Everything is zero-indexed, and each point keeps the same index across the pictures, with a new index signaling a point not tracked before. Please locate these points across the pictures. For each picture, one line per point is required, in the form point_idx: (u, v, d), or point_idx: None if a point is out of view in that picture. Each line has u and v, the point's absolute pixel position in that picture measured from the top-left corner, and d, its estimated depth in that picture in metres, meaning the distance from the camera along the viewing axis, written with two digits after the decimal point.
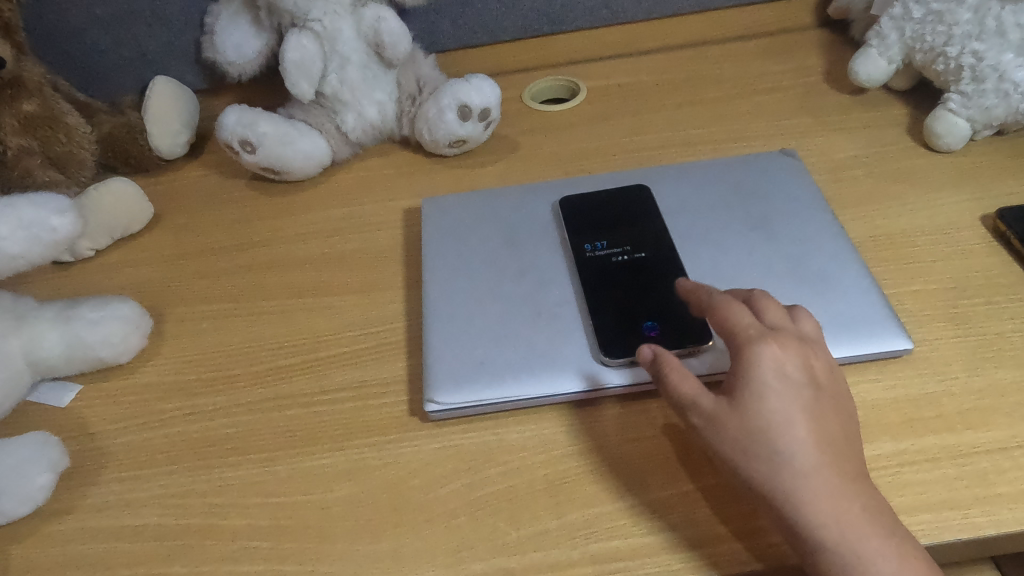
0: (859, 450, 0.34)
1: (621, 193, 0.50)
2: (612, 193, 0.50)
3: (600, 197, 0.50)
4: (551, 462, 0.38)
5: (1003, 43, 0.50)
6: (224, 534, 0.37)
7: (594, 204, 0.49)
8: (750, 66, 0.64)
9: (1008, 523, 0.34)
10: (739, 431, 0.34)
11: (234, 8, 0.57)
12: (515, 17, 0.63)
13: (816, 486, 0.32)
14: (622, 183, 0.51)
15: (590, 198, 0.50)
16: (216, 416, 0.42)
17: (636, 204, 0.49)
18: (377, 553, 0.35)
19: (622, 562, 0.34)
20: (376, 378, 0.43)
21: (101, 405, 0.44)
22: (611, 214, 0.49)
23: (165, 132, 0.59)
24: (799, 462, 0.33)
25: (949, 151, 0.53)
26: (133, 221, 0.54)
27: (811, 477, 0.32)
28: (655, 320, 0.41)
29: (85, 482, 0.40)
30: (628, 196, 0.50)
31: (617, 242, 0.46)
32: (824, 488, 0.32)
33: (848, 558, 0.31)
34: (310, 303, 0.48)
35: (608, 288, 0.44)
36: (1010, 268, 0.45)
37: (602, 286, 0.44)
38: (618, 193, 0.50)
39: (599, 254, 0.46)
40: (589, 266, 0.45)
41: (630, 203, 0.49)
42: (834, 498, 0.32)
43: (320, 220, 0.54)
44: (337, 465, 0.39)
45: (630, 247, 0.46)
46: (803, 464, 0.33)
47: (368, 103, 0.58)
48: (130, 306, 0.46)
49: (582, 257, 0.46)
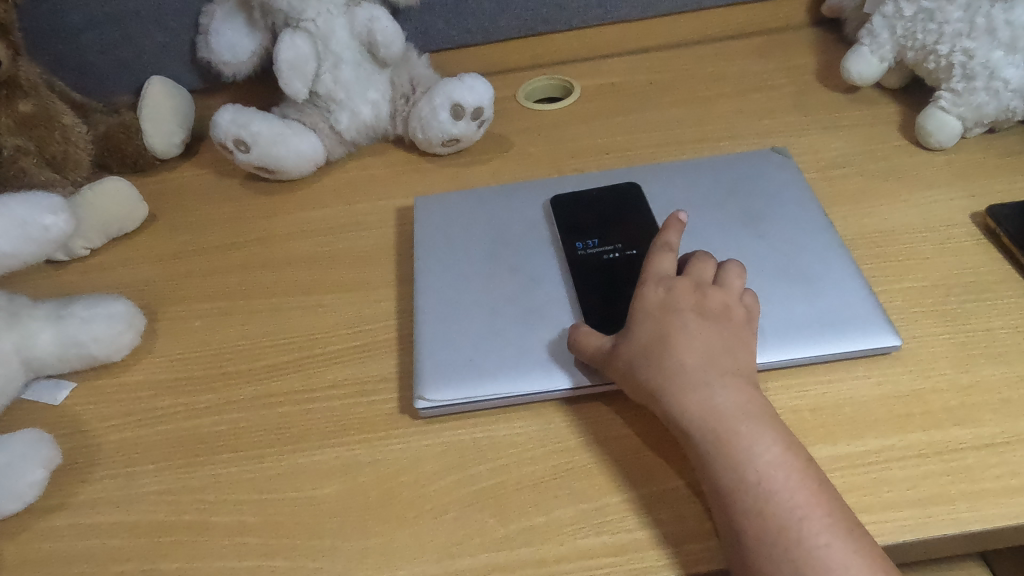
0: (745, 360, 0.37)
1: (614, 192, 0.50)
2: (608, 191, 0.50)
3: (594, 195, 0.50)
4: (540, 458, 0.38)
5: (993, 41, 0.50)
6: (214, 530, 0.37)
7: (584, 203, 0.50)
8: (743, 65, 0.64)
9: (993, 518, 0.34)
10: (624, 355, 0.38)
11: (229, 9, 0.57)
12: (508, 17, 0.64)
13: (686, 388, 0.36)
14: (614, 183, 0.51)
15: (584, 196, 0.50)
16: (208, 413, 0.42)
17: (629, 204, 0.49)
18: (365, 550, 0.35)
19: (609, 557, 0.34)
20: (367, 375, 0.43)
21: (94, 403, 0.44)
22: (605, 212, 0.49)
23: (159, 131, 0.59)
24: (671, 368, 0.36)
25: (940, 149, 0.53)
26: (128, 220, 0.55)
27: (683, 363, 0.36)
28: None
29: (77, 480, 0.40)
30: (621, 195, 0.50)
31: (609, 241, 0.46)
32: (693, 387, 0.36)
33: (719, 440, 0.34)
34: (303, 301, 0.48)
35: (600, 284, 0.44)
36: (999, 265, 0.45)
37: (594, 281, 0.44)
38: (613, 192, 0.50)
39: (590, 253, 0.46)
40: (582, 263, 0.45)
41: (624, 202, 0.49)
42: (704, 394, 0.35)
43: (313, 218, 0.55)
44: (327, 462, 0.39)
45: (621, 245, 0.46)
46: (675, 367, 0.36)
47: (362, 103, 0.58)
48: (123, 305, 0.46)
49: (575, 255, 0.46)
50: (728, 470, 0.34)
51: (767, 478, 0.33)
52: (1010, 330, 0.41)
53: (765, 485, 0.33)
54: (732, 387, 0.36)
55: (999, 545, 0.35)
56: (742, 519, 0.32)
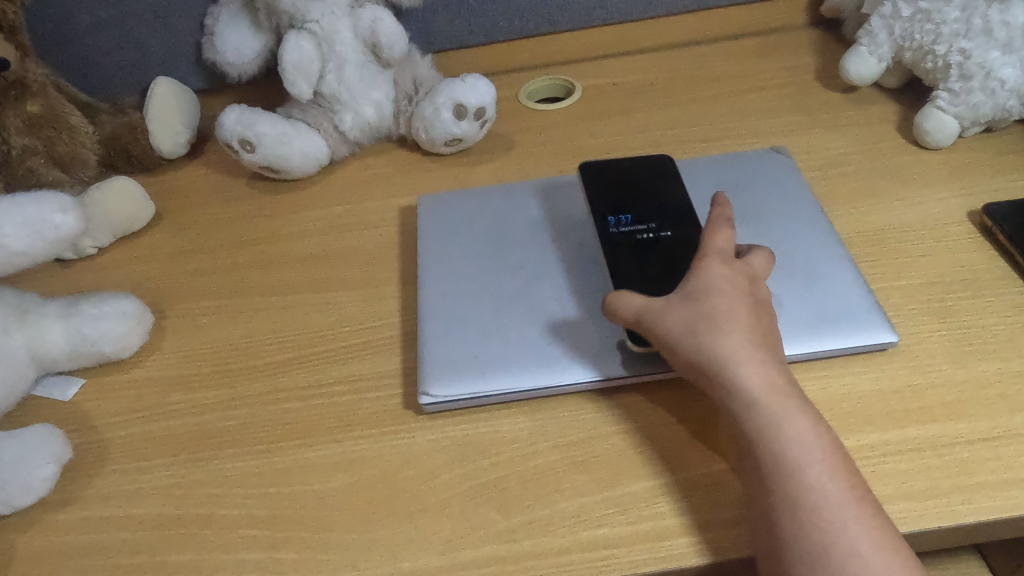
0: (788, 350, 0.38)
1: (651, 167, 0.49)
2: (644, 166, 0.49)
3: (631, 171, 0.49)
4: (542, 452, 0.39)
5: (989, 41, 0.51)
6: (222, 523, 0.38)
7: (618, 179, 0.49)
8: (743, 65, 0.64)
9: (987, 511, 0.34)
10: (682, 321, 0.37)
11: (234, 10, 0.58)
12: (510, 17, 0.64)
13: (741, 368, 0.35)
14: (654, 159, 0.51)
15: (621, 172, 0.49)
16: (215, 409, 0.43)
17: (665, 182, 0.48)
18: (371, 542, 0.36)
19: (611, 549, 0.35)
20: (372, 372, 0.44)
21: (103, 399, 0.44)
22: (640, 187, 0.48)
23: (165, 131, 0.60)
24: (734, 343, 0.36)
25: (938, 148, 0.54)
26: (135, 219, 0.55)
27: (746, 340, 0.36)
28: None
29: (87, 474, 0.41)
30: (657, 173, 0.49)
31: (644, 218, 0.46)
32: (748, 368, 0.35)
33: (778, 417, 0.34)
34: (308, 299, 0.49)
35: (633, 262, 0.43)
36: (995, 263, 0.46)
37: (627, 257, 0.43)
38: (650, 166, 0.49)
39: (623, 230, 0.45)
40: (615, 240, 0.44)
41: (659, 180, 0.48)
42: (765, 372, 0.35)
43: (318, 217, 0.55)
44: (333, 456, 0.40)
45: (655, 225, 0.45)
46: (739, 342, 0.36)
47: (365, 103, 0.58)
48: (132, 303, 0.47)
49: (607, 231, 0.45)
50: (787, 444, 0.33)
51: (824, 459, 0.33)
52: (1004, 326, 0.42)
53: (822, 463, 0.33)
54: (786, 371, 0.36)
55: (993, 538, 0.36)
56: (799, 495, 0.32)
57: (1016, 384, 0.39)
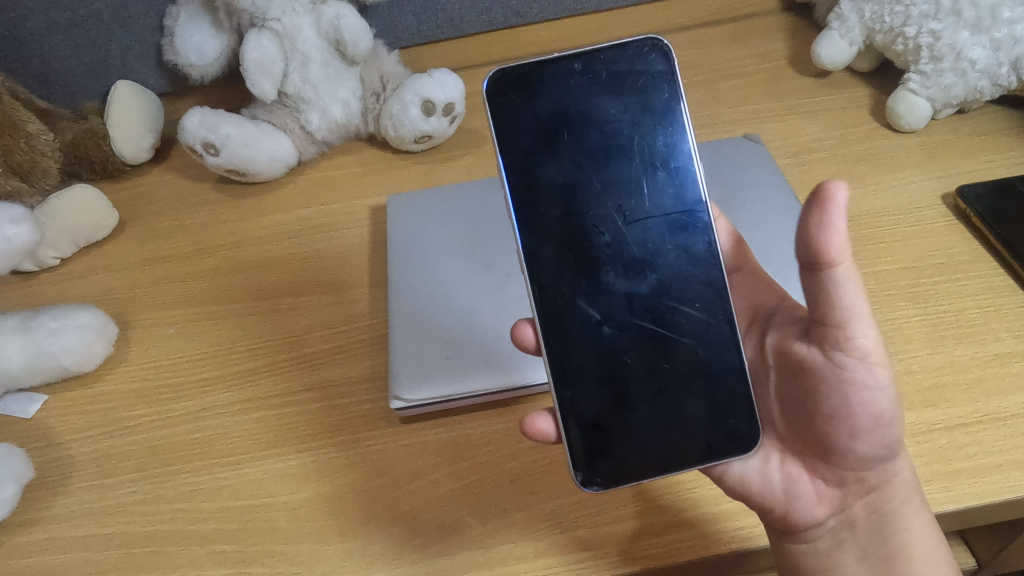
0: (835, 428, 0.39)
1: (619, 65, 0.37)
2: (608, 64, 0.37)
3: (588, 79, 0.37)
4: (518, 453, 0.39)
5: (959, 21, 0.50)
6: (190, 539, 0.37)
7: (526, 133, 0.37)
8: (716, 52, 0.63)
9: (964, 498, 0.35)
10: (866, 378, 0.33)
11: (193, 9, 0.56)
12: (478, 10, 0.63)
13: (898, 450, 0.34)
14: (620, 41, 0.36)
15: (580, 90, 0.37)
16: (184, 421, 0.42)
17: (642, 89, 0.37)
18: (344, 553, 0.35)
19: (587, 551, 0.35)
20: (343, 377, 0.43)
21: (67, 414, 0.43)
22: (607, 91, 0.37)
23: (129, 137, 0.57)
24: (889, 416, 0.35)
25: (911, 131, 0.53)
26: (99, 227, 0.54)
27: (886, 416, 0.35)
28: (646, 325, 0.37)
29: (50, 492, 0.39)
30: (631, 68, 0.37)
31: (575, 177, 0.37)
32: (895, 454, 0.34)
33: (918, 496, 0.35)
34: (276, 305, 0.48)
35: (595, 266, 0.37)
36: (969, 245, 0.45)
37: (580, 274, 0.37)
38: (618, 63, 0.37)
39: (559, 221, 0.37)
40: (578, 255, 0.37)
41: (636, 82, 0.37)
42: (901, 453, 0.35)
43: (288, 220, 0.54)
44: (303, 465, 0.39)
45: (594, 187, 0.37)
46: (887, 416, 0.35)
47: (332, 102, 0.57)
48: (93, 314, 0.45)
49: (551, 233, 0.37)
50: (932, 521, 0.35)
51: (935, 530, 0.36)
52: (979, 310, 0.42)
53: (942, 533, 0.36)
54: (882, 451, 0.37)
55: (969, 524, 0.36)
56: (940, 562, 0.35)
57: (992, 368, 0.39)
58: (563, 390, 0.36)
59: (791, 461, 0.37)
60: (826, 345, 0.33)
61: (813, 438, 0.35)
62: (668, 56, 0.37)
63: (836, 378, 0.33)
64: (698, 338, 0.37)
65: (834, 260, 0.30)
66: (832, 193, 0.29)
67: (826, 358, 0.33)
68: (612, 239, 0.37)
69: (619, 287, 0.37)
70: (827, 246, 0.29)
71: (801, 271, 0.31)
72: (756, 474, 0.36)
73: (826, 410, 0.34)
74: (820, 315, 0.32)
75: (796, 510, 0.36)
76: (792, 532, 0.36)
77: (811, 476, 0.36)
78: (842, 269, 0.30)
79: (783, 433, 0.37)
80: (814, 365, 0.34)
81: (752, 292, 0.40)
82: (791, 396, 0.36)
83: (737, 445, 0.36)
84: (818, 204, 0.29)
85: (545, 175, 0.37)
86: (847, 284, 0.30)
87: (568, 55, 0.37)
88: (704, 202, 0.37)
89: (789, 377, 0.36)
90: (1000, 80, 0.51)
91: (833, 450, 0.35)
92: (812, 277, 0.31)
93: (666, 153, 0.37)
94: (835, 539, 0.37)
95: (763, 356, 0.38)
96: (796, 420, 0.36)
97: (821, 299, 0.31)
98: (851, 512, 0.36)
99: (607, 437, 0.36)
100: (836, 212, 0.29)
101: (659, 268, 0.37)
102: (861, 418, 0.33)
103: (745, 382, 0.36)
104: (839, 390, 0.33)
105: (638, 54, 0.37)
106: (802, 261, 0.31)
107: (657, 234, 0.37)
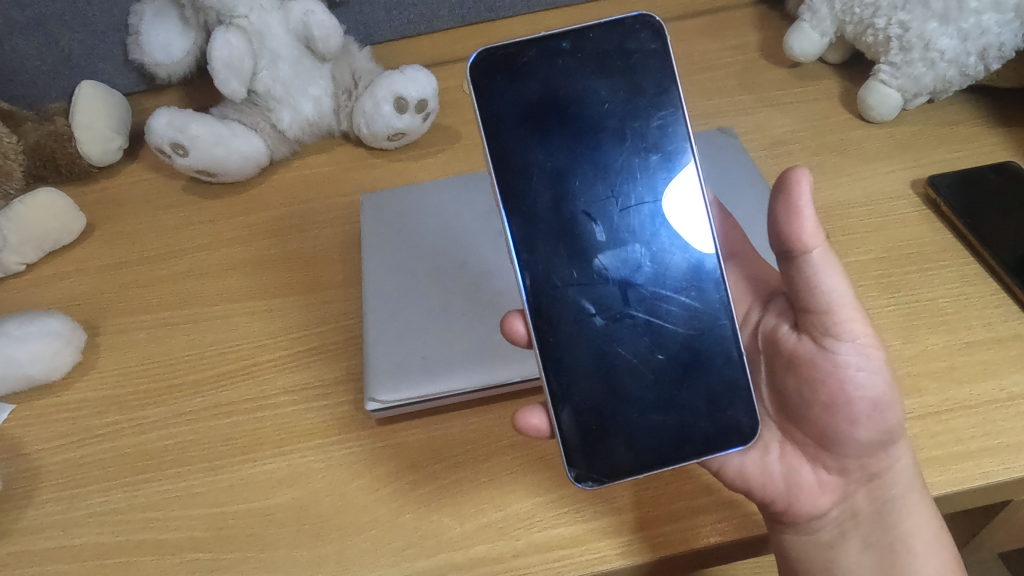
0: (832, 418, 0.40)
1: (608, 43, 0.36)
2: (597, 42, 0.36)
3: (577, 58, 0.37)
4: (495, 453, 0.38)
5: (927, 11, 0.50)
6: (163, 548, 0.36)
7: (510, 115, 0.36)
8: (692, 42, 0.63)
9: (936, 486, 0.35)
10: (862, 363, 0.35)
11: (160, 6, 0.55)
12: (450, 6, 0.63)
13: (899, 437, 0.36)
14: (611, 18, 0.36)
15: (568, 70, 0.37)
16: (155, 427, 0.41)
17: (632, 68, 0.36)
18: (320, 557, 0.35)
19: (566, 548, 0.35)
20: (319, 379, 0.42)
21: (35, 424, 0.42)
22: (594, 73, 0.37)
23: (95, 138, 0.56)
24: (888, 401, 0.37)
25: (882, 122, 0.54)
26: (65, 231, 0.52)
27: None
28: (641, 315, 0.37)
29: (17, 505, 0.39)
30: (621, 47, 0.36)
31: (558, 167, 0.37)
32: (896, 440, 0.36)
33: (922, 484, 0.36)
34: (249, 308, 0.47)
35: (582, 260, 0.37)
36: (940, 235, 0.46)
37: (571, 265, 0.37)
38: (607, 41, 0.36)
39: (552, 211, 0.37)
40: (569, 246, 0.37)
41: (626, 61, 0.36)
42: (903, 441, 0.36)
43: (260, 221, 0.53)
44: (278, 470, 0.39)
45: (579, 176, 0.37)
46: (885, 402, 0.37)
47: (303, 100, 0.56)
48: (61, 320, 0.44)
49: (540, 222, 0.37)
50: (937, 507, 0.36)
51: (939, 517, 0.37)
52: (950, 299, 0.42)
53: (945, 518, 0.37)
54: None
55: (954, 509, 0.37)
56: (941, 543, 0.36)
57: (964, 355, 0.40)
58: (559, 392, 0.36)
59: (791, 452, 0.38)
60: (817, 334, 0.35)
61: (812, 427, 0.37)
62: (660, 34, 0.36)
63: (832, 364, 0.35)
64: (690, 326, 0.37)
65: (808, 244, 0.33)
66: (796, 180, 0.32)
67: (817, 346, 0.36)
68: (603, 226, 0.37)
69: (610, 278, 0.37)
70: (798, 231, 0.32)
71: (780, 259, 0.34)
72: (755, 466, 0.37)
73: (824, 398, 0.36)
74: (806, 302, 0.35)
75: (799, 500, 0.37)
76: (795, 522, 0.38)
77: (812, 466, 0.38)
78: (815, 254, 0.33)
79: (783, 423, 0.38)
80: (809, 356, 0.36)
81: (749, 277, 0.41)
82: (789, 388, 0.37)
83: (736, 437, 0.36)
84: (784, 191, 0.32)
85: (531, 160, 0.37)
86: (824, 267, 0.33)
87: (557, 34, 0.36)
88: (702, 187, 0.37)
89: (788, 371, 0.37)
90: (968, 69, 0.51)
91: (834, 438, 0.36)
92: (790, 262, 0.34)
93: (658, 136, 0.37)
94: (837, 529, 0.38)
95: (756, 345, 0.40)
96: (794, 410, 0.38)
97: (802, 286, 0.34)
98: (853, 501, 0.38)
99: (604, 431, 0.36)
100: (803, 197, 0.32)
101: (647, 254, 0.37)
102: (857, 403, 0.35)
103: (742, 371, 0.36)
104: (834, 376, 0.35)
105: (630, 32, 0.36)
106: (780, 250, 0.34)
107: (646, 224, 0.38)
